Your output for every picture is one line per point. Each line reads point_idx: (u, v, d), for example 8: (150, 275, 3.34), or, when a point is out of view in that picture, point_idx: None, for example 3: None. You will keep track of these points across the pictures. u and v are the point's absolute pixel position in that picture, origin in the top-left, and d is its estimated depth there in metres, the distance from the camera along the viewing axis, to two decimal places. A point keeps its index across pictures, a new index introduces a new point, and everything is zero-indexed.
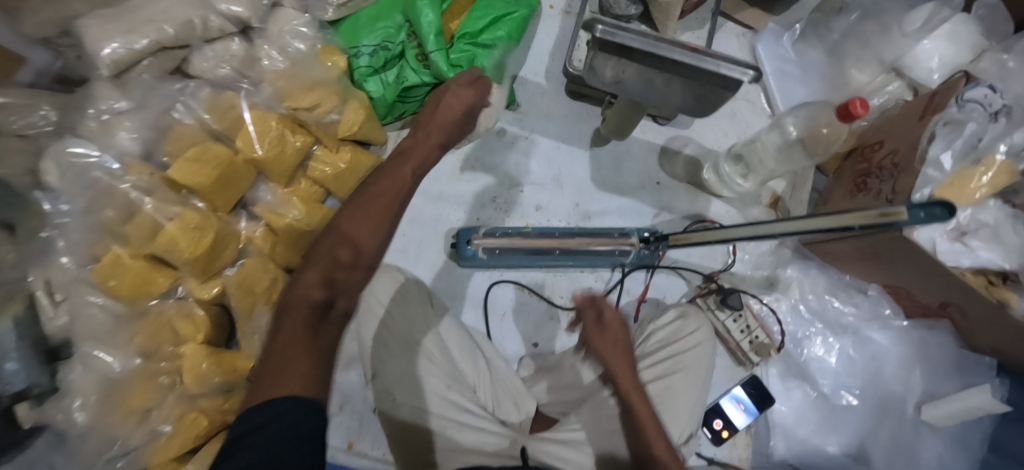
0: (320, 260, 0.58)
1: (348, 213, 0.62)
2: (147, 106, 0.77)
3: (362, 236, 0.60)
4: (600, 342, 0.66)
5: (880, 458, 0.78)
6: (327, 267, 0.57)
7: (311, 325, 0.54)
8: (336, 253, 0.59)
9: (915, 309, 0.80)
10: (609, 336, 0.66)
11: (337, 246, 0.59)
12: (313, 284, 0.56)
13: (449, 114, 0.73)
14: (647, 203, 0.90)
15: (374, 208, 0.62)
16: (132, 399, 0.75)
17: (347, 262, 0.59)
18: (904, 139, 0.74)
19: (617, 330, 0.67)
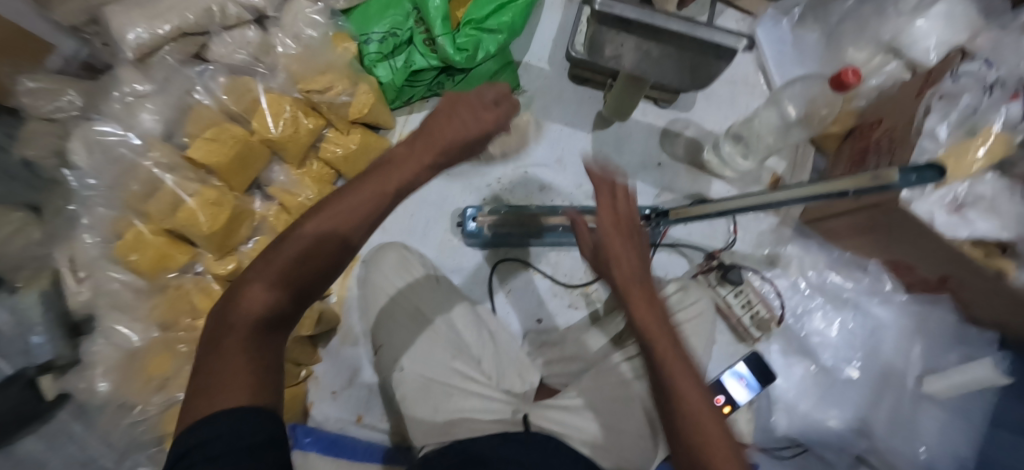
0: (282, 259, 0.43)
1: (323, 211, 0.45)
2: (168, 89, 0.81)
3: (339, 240, 0.44)
4: (609, 261, 0.48)
5: (882, 430, 0.78)
6: (287, 270, 0.43)
7: (255, 340, 0.40)
8: (306, 255, 0.43)
9: (916, 284, 0.81)
10: (622, 255, 0.47)
11: (312, 245, 0.44)
12: (269, 289, 0.42)
13: (457, 130, 0.51)
14: (649, 183, 0.92)
15: (368, 199, 0.47)
16: (152, 368, 0.79)
17: (318, 268, 0.44)
18: (899, 115, 0.76)
19: (628, 246, 0.48)
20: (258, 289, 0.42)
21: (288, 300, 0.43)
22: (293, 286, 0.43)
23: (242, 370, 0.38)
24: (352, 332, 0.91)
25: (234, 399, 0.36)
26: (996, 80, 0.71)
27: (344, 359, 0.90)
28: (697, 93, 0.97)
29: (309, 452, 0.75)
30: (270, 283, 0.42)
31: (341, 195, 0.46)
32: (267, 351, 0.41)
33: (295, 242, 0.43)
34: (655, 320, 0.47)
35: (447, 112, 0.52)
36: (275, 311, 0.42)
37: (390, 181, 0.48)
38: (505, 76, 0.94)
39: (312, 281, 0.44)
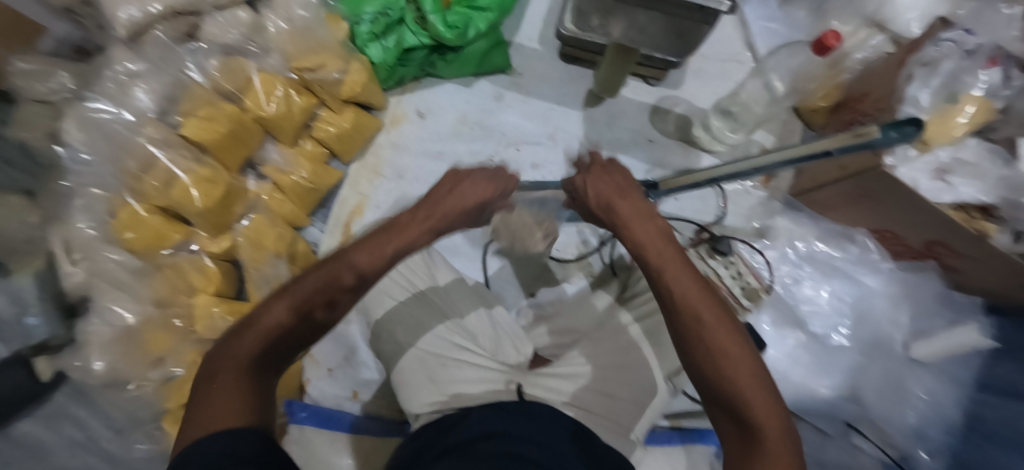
0: (276, 313, 0.45)
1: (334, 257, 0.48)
2: (161, 68, 0.79)
3: (332, 299, 0.47)
4: (591, 187, 0.56)
5: (871, 396, 0.80)
6: (279, 325, 0.45)
7: (242, 383, 0.42)
8: (298, 309, 0.46)
9: (905, 253, 0.82)
10: (603, 183, 0.56)
11: (307, 300, 0.46)
12: (257, 338, 0.44)
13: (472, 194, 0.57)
14: (640, 159, 0.94)
15: (377, 247, 0.51)
16: (151, 343, 0.80)
17: (307, 322, 0.47)
18: (884, 84, 0.77)
19: (604, 178, 0.56)
20: (251, 335, 0.45)
21: (276, 347, 0.45)
22: (282, 337, 0.45)
23: (225, 410, 0.40)
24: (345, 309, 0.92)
25: (225, 424, 0.40)
26: (976, 47, 0.73)
27: (339, 337, 0.90)
28: (686, 70, 0.98)
29: (306, 427, 0.77)
30: (260, 331, 0.45)
31: (338, 258, 0.49)
32: (256, 392, 0.43)
33: (291, 297, 0.46)
34: (642, 223, 0.52)
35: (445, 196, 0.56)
36: (263, 355, 0.45)
37: (382, 247, 0.50)
38: (497, 54, 0.95)
39: (302, 332, 0.47)
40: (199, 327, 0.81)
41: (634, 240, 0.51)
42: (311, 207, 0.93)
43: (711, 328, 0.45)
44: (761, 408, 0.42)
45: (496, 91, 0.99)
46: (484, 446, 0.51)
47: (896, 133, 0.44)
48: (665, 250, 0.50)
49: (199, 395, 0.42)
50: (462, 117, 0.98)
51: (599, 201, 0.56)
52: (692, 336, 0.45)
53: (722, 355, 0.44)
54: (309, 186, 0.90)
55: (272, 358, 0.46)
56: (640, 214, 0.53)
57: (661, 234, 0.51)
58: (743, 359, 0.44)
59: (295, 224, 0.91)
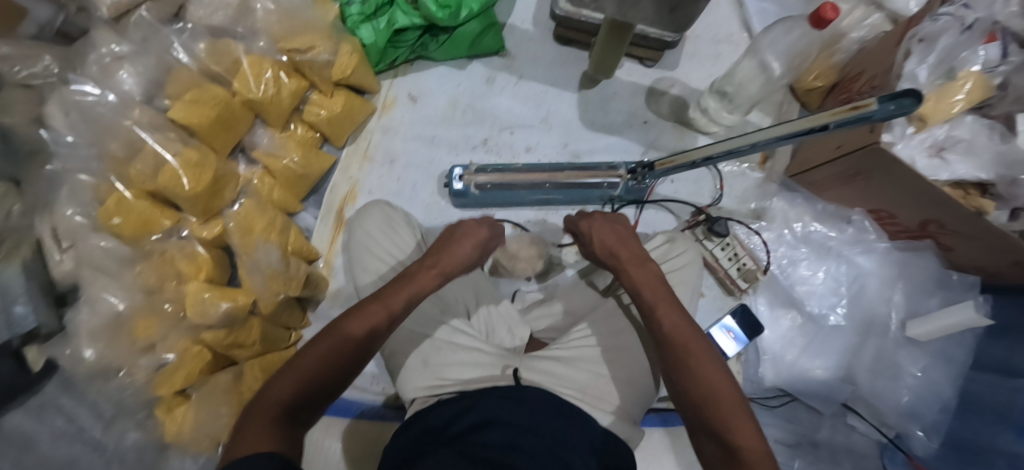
0: (306, 360, 0.51)
1: (355, 314, 0.56)
2: (146, 51, 0.80)
3: (355, 344, 0.54)
4: (597, 233, 0.68)
5: (865, 377, 0.80)
6: (312, 368, 0.51)
7: (275, 423, 0.46)
8: (328, 356, 0.52)
9: (900, 232, 0.82)
10: (607, 232, 0.68)
11: (339, 346, 0.53)
12: (292, 380, 0.50)
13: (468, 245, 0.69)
14: (635, 141, 0.93)
15: (389, 301, 0.58)
16: (139, 329, 0.78)
17: (337, 367, 0.52)
18: (879, 62, 0.77)
19: (609, 227, 0.68)
20: (285, 380, 0.50)
21: (311, 392, 0.50)
22: (315, 383, 0.50)
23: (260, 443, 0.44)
24: (339, 295, 0.91)
25: (256, 453, 0.42)
26: (975, 21, 0.70)
27: None
28: (681, 51, 0.97)
29: None
30: (294, 375, 0.50)
31: (359, 308, 0.57)
32: (287, 431, 0.47)
33: (323, 344, 0.53)
34: (640, 267, 0.64)
35: (452, 247, 0.68)
36: (298, 396, 0.49)
37: (398, 297, 0.59)
38: (489, 37, 0.94)
39: (333, 377, 0.52)
40: (189, 312, 0.77)
41: (633, 283, 0.62)
42: (302, 193, 0.91)
43: (696, 363, 0.53)
44: (745, 438, 0.47)
45: (491, 75, 0.97)
46: (485, 435, 0.50)
47: (893, 105, 0.42)
48: (659, 294, 0.60)
49: (239, 435, 0.46)
50: (456, 101, 0.97)
51: (603, 251, 0.68)
52: (684, 369, 0.53)
53: (710, 389, 0.51)
54: (300, 171, 0.87)
55: (307, 400, 0.50)
56: (638, 262, 0.64)
57: (657, 280, 0.62)
58: (726, 393, 0.51)
59: (285, 210, 0.89)
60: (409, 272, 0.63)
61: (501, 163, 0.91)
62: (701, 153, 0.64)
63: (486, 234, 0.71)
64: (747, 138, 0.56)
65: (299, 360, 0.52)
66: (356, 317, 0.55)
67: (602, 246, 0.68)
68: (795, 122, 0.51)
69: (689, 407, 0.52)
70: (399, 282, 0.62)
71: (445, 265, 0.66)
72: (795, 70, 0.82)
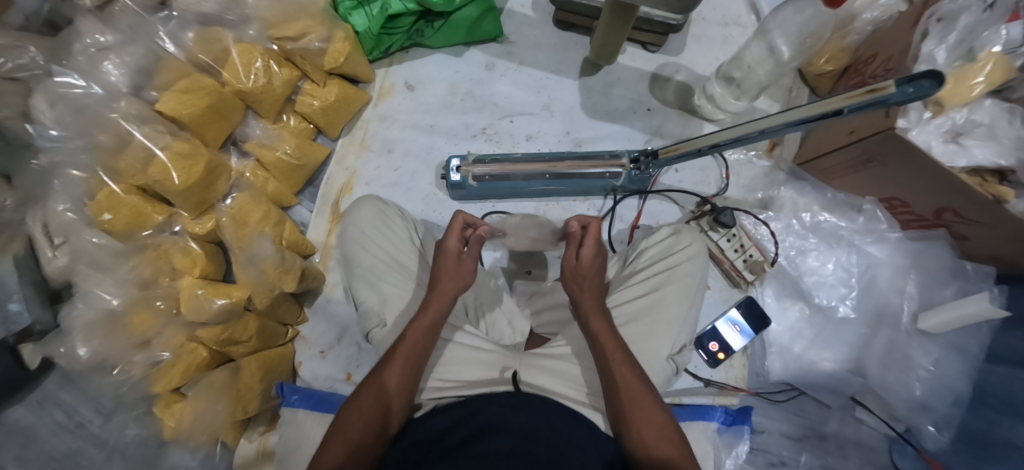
0: (340, 433, 0.56)
1: (380, 373, 0.59)
2: (133, 40, 0.77)
3: (378, 408, 0.57)
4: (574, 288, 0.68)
5: (875, 369, 0.78)
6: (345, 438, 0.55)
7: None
8: (359, 423, 0.56)
9: (912, 221, 0.79)
10: (582, 267, 0.68)
11: (369, 411, 0.56)
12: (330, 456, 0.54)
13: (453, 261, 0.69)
14: (638, 129, 0.90)
15: (405, 349, 0.61)
16: (134, 324, 0.77)
17: (369, 430, 0.55)
18: (897, 45, 0.74)
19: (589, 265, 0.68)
20: (325, 455, 0.54)
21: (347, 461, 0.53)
22: (354, 451, 0.54)
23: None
24: (337, 289, 0.90)
25: None
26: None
27: (332, 316, 0.89)
28: (686, 35, 0.94)
29: (298, 409, 0.76)
30: (333, 449, 0.54)
31: (383, 363, 0.60)
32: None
33: (355, 412, 0.57)
34: (601, 316, 0.64)
35: (451, 269, 0.68)
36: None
37: (410, 347, 0.61)
38: (488, 22, 0.90)
39: (365, 443, 0.55)
40: (183, 308, 0.76)
41: (593, 334, 0.63)
42: (297, 185, 0.89)
43: (645, 419, 0.56)
44: None
45: (489, 61, 0.94)
46: (486, 446, 0.48)
47: (911, 88, 0.40)
48: (615, 345, 0.61)
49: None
50: (454, 87, 0.93)
51: (576, 290, 0.68)
52: (635, 428, 0.55)
53: (659, 437, 0.55)
54: (294, 163, 0.85)
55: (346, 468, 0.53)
56: (600, 311, 0.65)
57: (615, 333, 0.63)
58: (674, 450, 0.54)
59: (280, 202, 0.86)
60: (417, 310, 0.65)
61: (500, 153, 0.88)
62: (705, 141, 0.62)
63: (457, 246, 0.70)
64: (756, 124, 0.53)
65: (335, 435, 0.56)
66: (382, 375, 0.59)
67: (572, 284, 0.69)
68: (808, 105, 0.48)
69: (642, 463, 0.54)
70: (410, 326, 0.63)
71: (447, 290, 0.66)
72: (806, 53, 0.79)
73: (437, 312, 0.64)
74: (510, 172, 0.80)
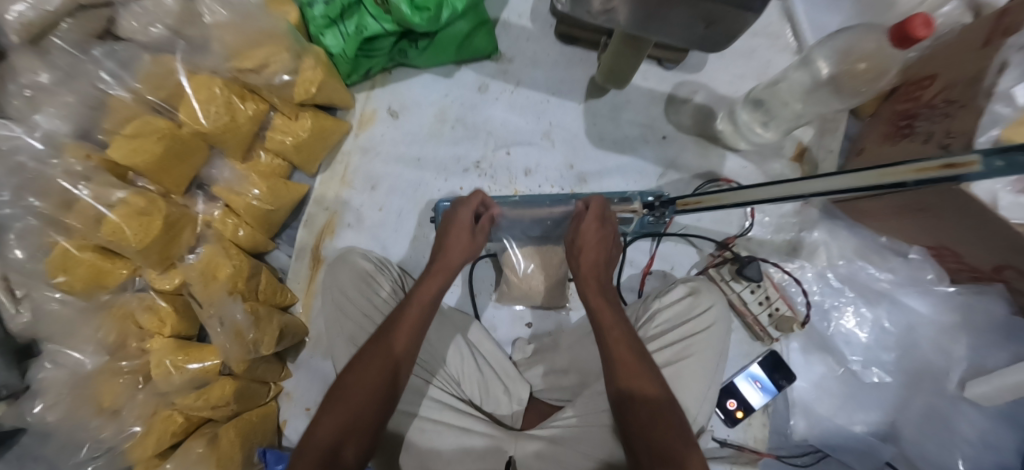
0: (337, 401, 0.52)
1: (384, 342, 0.55)
2: (75, 78, 0.68)
3: (381, 375, 0.53)
4: (583, 261, 0.64)
5: (910, 436, 0.70)
6: (343, 407, 0.51)
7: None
8: (361, 393, 0.52)
9: (962, 272, 0.69)
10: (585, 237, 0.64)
11: (373, 380, 0.52)
12: (328, 422, 0.50)
13: (461, 235, 0.66)
14: (649, 160, 0.79)
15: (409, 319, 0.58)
16: (102, 396, 0.70)
17: (372, 402, 0.52)
18: (964, 70, 0.61)
19: (595, 244, 0.64)
20: (322, 422, 0.50)
21: (347, 431, 0.50)
22: (354, 422, 0.51)
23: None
24: (321, 341, 0.83)
25: None
26: None
27: (316, 371, 0.83)
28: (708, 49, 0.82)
29: None
30: (331, 417, 0.51)
31: (388, 328, 0.57)
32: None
33: (358, 378, 0.53)
34: (602, 296, 0.61)
35: (461, 242, 0.65)
36: (337, 439, 0.49)
37: (415, 314, 0.59)
38: (480, 37, 0.79)
39: (367, 413, 0.51)
40: (154, 376, 0.70)
41: (591, 310, 0.61)
42: (272, 229, 0.81)
43: (641, 388, 0.52)
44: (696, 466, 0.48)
45: (483, 83, 0.84)
46: None
47: (998, 161, 0.27)
48: (612, 317, 0.59)
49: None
50: (443, 113, 0.84)
51: (574, 262, 0.65)
52: (632, 401, 0.52)
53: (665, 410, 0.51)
54: (268, 208, 0.76)
55: (345, 439, 0.50)
56: (599, 284, 0.63)
57: (614, 306, 0.60)
58: (666, 421, 0.51)
59: (255, 249, 0.79)
60: (426, 277, 0.63)
61: (497, 193, 0.79)
62: (734, 199, 0.51)
63: (470, 218, 0.67)
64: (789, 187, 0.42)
65: (332, 403, 0.52)
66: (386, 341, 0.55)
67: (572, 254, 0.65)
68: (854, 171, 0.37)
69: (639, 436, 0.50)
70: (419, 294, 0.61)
71: (455, 258, 0.64)
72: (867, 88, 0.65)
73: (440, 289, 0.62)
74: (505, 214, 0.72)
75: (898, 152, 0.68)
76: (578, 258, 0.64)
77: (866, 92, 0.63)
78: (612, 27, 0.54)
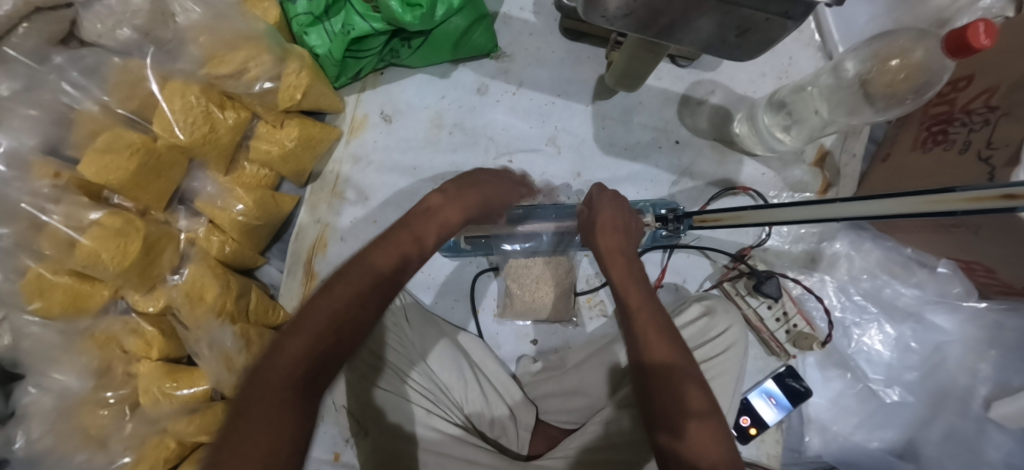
0: (320, 310, 0.41)
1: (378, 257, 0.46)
2: (38, 88, 0.62)
3: (376, 288, 0.44)
4: (602, 238, 0.57)
5: (931, 455, 0.67)
6: (329, 318, 0.41)
7: (297, 396, 0.37)
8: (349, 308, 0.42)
9: (991, 286, 0.65)
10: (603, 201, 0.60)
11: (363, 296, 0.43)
12: (309, 333, 0.40)
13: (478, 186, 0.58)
14: (663, 167, 0.76)
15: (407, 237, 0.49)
16: (88, 424, 0.66)
17: (359, 322, 0.42)
18: (1010, 70, 0.55)
19: (610, 204, 0.59)
20: (297, 332, 0.40)
21: (332, 350, 0.40)
22: (338, 341, 0.41)
23: (279, 436, 0.34)
24: None
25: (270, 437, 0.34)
26: None
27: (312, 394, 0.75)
28: None
29: None
30: (311, 328, 0.40)
31: (381, 243, 0.47)
32: (306, 408, 0.37)
33: (347, 291, 0.42)
34: (625, 265, 0.55)
35: (479, 191, 0.58)
36: (321, 358, 0.40)
37: (415, 230, 0.50)
38: (479, 34, 0.73)
39: (354, 338, 0.42)
40: (144, 403, 0.66)
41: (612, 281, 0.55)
42: (261, 243, 0.76)
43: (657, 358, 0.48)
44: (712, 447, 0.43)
45: (483, 84, 0.79)
46: None
47: None
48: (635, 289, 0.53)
49: (242, 416, 0.36)
50: (440, 116, 0.79)
51: (590, 241, 0.60)
52: (651, 374, 0.48)
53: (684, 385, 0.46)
54: (253, 224, 0.71)
55: (327, 363, 0.40)
56: (624, 252, 0.56)
57: (640, 278, 0.55)
58: (685, 392, 0.46)
59: (245, 266, 0.75)
60: (429, 206, 0.54)
61: None
62: (755, 217, 0.47)
63: (502, 194, 0.62)
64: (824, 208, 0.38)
65: (313, 311, 0.41)
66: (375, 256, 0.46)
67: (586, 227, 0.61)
68: (897, 196, 0.32)
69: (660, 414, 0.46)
70: (421, 214, 0.53)
71: (470, 201, 0.57)
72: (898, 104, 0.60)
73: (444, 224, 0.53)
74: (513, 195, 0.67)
75: (929, 161, 0.63)
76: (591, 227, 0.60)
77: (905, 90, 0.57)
78: (630, 32, 0.47)
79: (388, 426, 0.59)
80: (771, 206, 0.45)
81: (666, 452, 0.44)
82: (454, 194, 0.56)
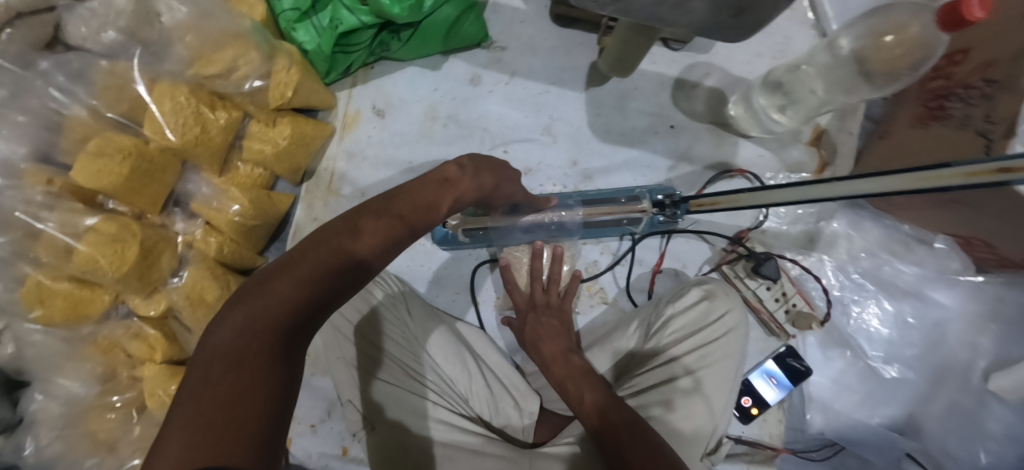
0: (311, 263, 0.36)
1: (376, 220, 0.40)
2: (27, 95, 0.61)
3: (374, 252, 0.39)
4: (529, 326, 0.66)
5: (931, 430, 0.68)
6: (320, 274, 0.36)
7: (279, 357, 0.33)
8: (335, 264, 0.37)
9: (990, 259, 0.66)
10: (540, 296, 0.69)
11: (352, 255, 0.38)
12: (299, 287, 0.35)
13: (488, 161, 0.53)
14: (660, 152, 0.76)
15: (408, 201, 0.43)
16: (96, 427, 0.67)
17: (346, 280, 0.37)
18: (1008, 41, 0.54)
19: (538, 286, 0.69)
20: (286, 281, 0.35)
21: (319, 310, 0.36)
22: (321, 302, 0.36)
23: (260, 397, 0.31)
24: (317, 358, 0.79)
25: (248, 396, 0.31)
26: None
27: (317, 390, 0.75)
28: None
29: None
30: (303, 281, 0.35)
31: (382, 204, 0.42)
32: (288, 367, 0.34)
33: (334, 246, 0.37)
34: (556, 339, 0.62)
35: (493, 165, 0.54)
36: (308, 319, 0.36)
37: (428, 196, 0.44)
38: (469, 23, 0.73)
39: (336, 300, 0.37)
40: (151, 405, 0.66)
41: (543, 356, 0.61)
42: (259, 243, 0.75)
43: (582, 396, 0.53)
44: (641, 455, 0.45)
45: (476, 74, 0.78)
46: None
47: None
48: (555, 333, 0.63)
49: (213, 367, 0.32)
50: (433, 108, 0.78)
51: (524, 310, 0.68)
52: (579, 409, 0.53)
53: (601, 400, 0.52)
54: (250, 223, 0.70)
55: (314, 321, 0.36)
56: (550, 311, 0.67)
57: (564, 332, 0.64)
58: (613, 406, 0.51)
59: (246, 267, 0.75)
60: (446, 176, 0.47)
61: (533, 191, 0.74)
62: (752, 200, 0.46)
63: (516, 183, 0.58)
64: (823, 188, 0.37)
65: (301, 262, 0.36)
66: (372, 216, 0.41)
67: (523, 305, 0.69)
68: (897, 174, 0.31)
69: (598, 430, 0.50)
70: (436, 184, 0.46)
71: (485, 181, 0.51)
72: (893, 75, 0.58)
73: (455, 199, 0.47)
74: (532, 201, 0.63)
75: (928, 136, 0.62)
76: (530, 307, 0.68)
77: (908, 64, 0.56)
78: (622, 17, 0.46)
79: (391, 417, 0.60)
80: (766, 188, 0.44)
81: (615, 450, 0.47)
82: (471, 171, 0.50)
